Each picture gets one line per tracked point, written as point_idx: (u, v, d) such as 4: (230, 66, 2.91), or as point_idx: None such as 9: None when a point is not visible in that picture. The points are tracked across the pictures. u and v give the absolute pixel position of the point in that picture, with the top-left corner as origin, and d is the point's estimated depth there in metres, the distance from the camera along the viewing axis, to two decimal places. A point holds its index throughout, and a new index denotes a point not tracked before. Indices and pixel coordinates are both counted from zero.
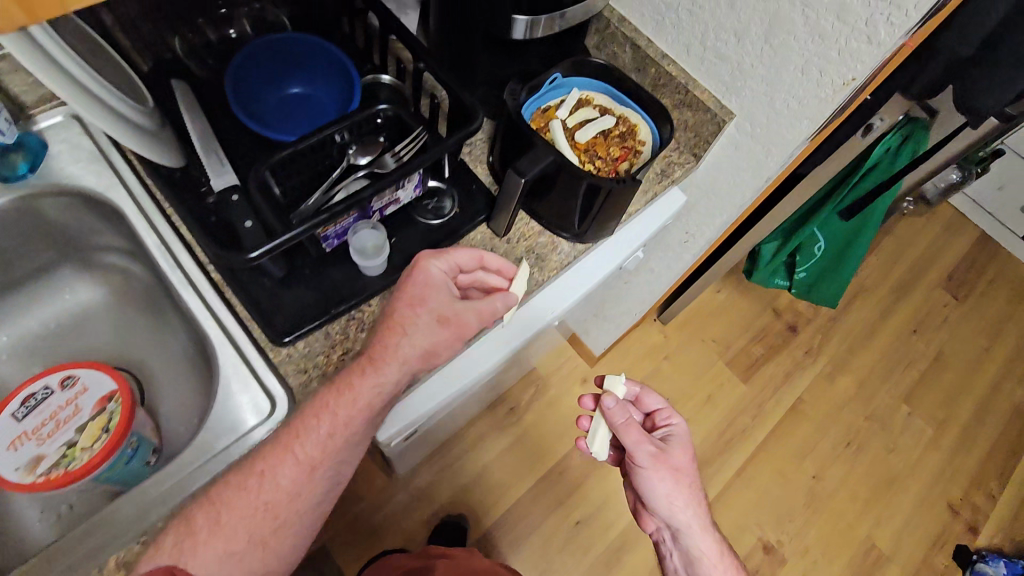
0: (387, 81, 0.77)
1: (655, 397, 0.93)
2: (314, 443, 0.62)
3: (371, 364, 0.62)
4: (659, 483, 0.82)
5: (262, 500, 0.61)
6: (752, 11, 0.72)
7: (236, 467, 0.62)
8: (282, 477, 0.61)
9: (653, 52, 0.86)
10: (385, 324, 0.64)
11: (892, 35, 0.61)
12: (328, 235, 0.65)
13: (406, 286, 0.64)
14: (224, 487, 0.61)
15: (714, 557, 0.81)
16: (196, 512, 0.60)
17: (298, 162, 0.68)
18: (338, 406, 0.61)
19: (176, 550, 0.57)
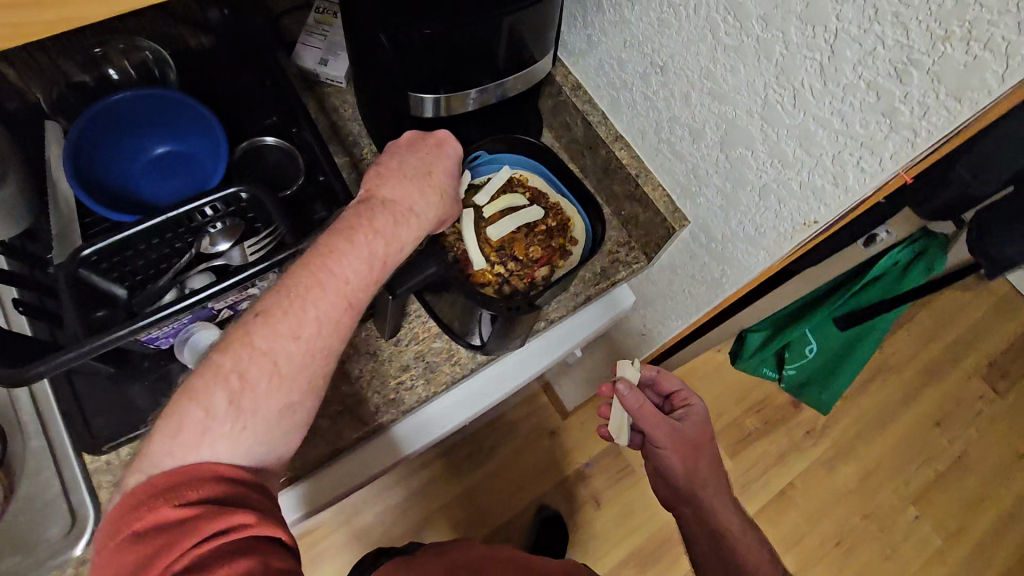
0: (272, 143, 0.67)
1: (673, 377, 0.77)
2: (357, 281, 0.47)
3: (412, 209, 0.51)
4: (677, 461, 0.71)
5: (316, 342, 0.46)
6: (708, 112, 0.57)
7: (257, 310, 0.45)
8: (330, 320, 0.46)
9: (605, 131, 0.72)
10: (415, 173, 0.53)
11: (862, 183, 0.46)
12: (153, 337, 0.56)
13: (432, 155, 0.55)
14: (272, 331, 0.44)
15: (742, 540, 0.69)
16: (239, 361, 0.44)
17: (136, 243, 0.58)
18: (376, 248, 0.48)
19: (233, 399, 0.43)
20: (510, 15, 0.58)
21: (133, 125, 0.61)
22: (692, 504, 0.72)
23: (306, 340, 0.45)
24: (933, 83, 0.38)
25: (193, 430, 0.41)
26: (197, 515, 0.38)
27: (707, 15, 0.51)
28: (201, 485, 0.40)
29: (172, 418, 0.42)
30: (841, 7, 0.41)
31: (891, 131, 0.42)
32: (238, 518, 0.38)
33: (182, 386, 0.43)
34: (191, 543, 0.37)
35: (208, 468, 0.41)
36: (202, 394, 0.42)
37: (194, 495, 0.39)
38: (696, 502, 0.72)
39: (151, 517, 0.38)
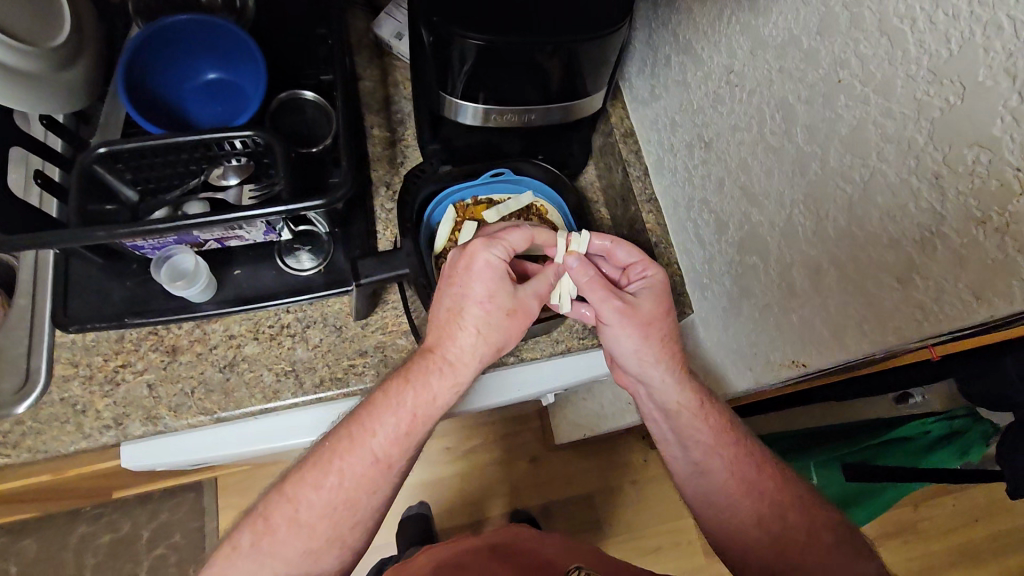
0: (310, 98, 0.68)
1: (627, 246, 0.60)
2: (386, 438, 0.53)
3: (446, 358, 0.55)
4: (627, 339, 0.57)
5: (337, 494, 0.52)
6: (736, 208, 0.52)
7: (302, 463, 0.54)
8: (354, 475, 0.53)
9: (641, 189, 0.67)
10: (447, 315, 0.55)
11: (859, 346, 0.40)
12: (138, 245, 0.59)
13: (464, 289, 0.54)
14: (299, 482, 0.53)
15: (712, 442, 0.57)
16: (271, 506, 0.53)
17: (153, 159, 0.60)
18: (406, 401, 0.54)
19: (256, 540, 0.52)
20: (578, 44, 0.54)
21: (187, 49, 0.65)
22: (650, 394, 0.59)
23: (326, 491, 0.52)
24: (958, 267, 0.31)
25: (230, 556, 0.52)
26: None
27: (758, 105, 0.46)
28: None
29: (224, 548, 0.53)
30: (885, 146, 0.35)
31: (901, 303, 0.36)
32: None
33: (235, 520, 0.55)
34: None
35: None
36: (240, 535, 0.53)
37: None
38: (652, 389, 0.59)
39: None
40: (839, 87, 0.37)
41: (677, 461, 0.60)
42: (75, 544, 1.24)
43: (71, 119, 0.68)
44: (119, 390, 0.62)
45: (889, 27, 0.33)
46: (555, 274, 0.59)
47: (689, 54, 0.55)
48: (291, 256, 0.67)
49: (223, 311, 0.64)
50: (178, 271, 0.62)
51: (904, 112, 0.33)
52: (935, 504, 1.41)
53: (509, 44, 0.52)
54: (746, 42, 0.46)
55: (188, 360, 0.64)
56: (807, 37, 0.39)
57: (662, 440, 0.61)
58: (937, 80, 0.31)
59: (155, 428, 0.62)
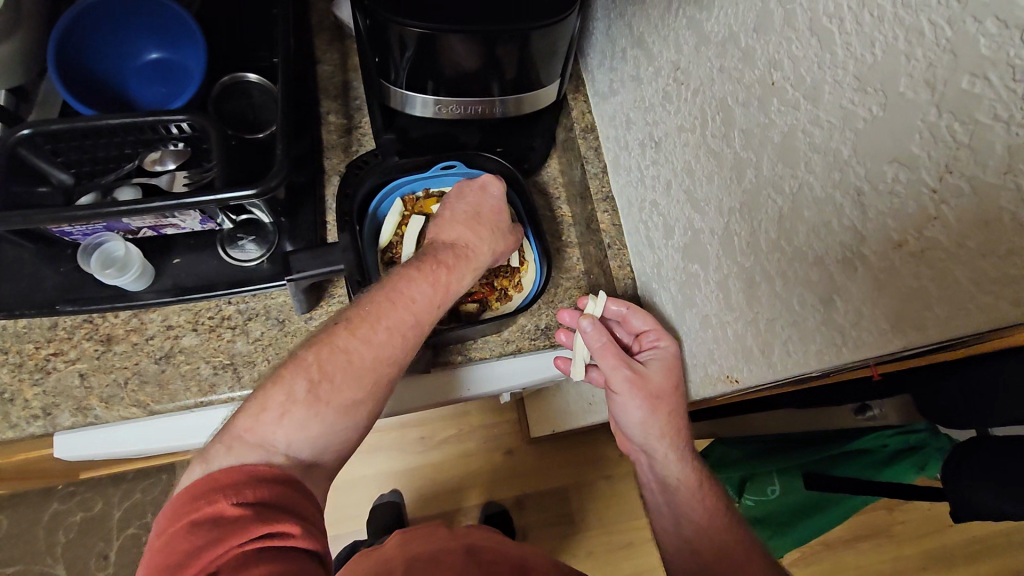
0: (256, 81, 0.65)
1: (642, 314, 0.56)
2: (426, 304, 0.54)
3: (470, 246, 0.59)
4: (636, 411, 0.56)
5: (379, 355, 0.50)
6: (681, 212, 0.49)
7: (341, 318, 0.51)
8: (392, 339, 0.51)
9: (598, 186, 0.65)
10: (464, 217, 0.60)
11: (787, 367, 0.37)
12: (67, 231, 0.56)
13: (479, 197, 0.62)
14: (349, 334, 0.50)
15: (704, 523, 0.57)
16: (321, 354, 0.48)
17: (85, 142, 0.58)
18: (442, 276, 0.56)
19: (312, 388, 0.47)
20: (522, 32, 0.51)
21: (126, 27, 0.63)
22: (652, 465, 0.60)
23: (377, 346, 0.50)
24: (876, 290, 0.29)
25: (276, 411, 0.46)
26: (248, 515, 0.39)
27: (701, 105, 0.44)
28: (258, 484, 0.42)
29: (257, 401, 0.46)
30: (812, 156, 0.32)
31: (823, 326, 0.33)
32: (281, 527, 0.39)
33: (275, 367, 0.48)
34: (241, 543, 0.38)
35: (264, 471, 0.43)
36: (287, 381, 0.47)
37: (253, 494, 0.41)
38: (655, 461, 0.59)
39: (216, 509, 0.39)
40: (773, 90, 0.35)
41: (667, 532, 0.60)
42: (46, 522, 1.23)
43: (8, 98, 0.66)
44: (49, 379, 0.60)
45: (818, 27, 0.30)
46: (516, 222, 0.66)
47: (642, 47, 0.53)
48: (235, 246, 0.64)
49: (161, 300, 0.62)
50: (109, 258, 0.60)
51: (830, 120, 0.31)
52: (910, 510, 1.40)
53: (448, 35, 0.50)
54: (692, 37, 0.44)
55: (123, 350, 0.62)
56: (745, 34, 0.37)
57: (657, 511, 0.61)
58: (861, 87, 0.28)
59: (85, 419, 0.60)
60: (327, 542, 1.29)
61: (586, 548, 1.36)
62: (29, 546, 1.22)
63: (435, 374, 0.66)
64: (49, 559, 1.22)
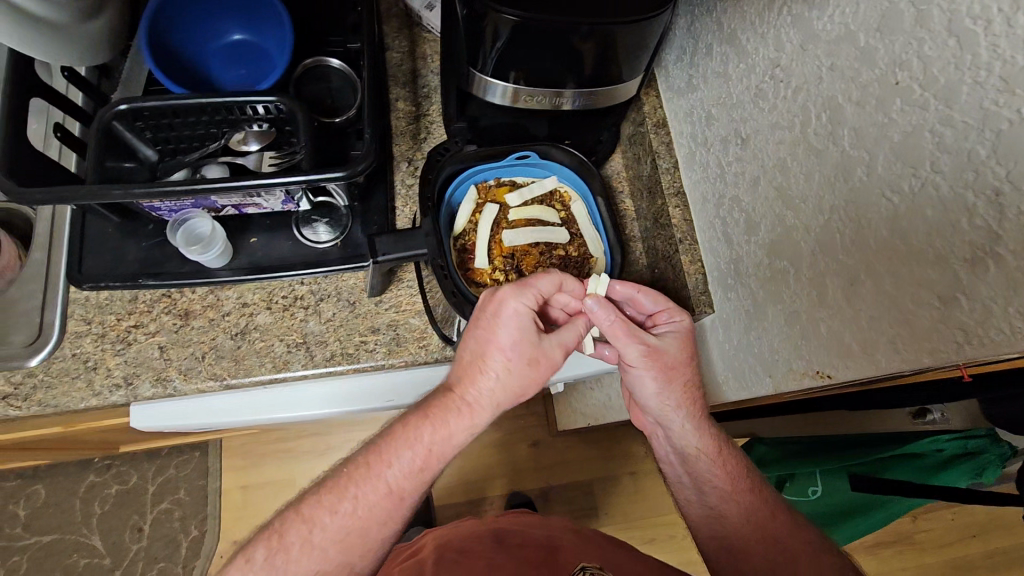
0: (336, 66, 0.67)
1: (653, 293, 0.59)
2: (402, 472, 0.53)
3: (467, 399, 0.53)
4: (651, 382, 0.58)
5: (350, 520, 0.52)
6: (769, 209, 0.50)
7: (320, 485, 0.54)
8: (368, 504, 0.52)
9: (669, 181, 0.65)
10: (470, 358, 0.54)
11: (891, 364, 0.38)
12: (156, 207, 0.58)
13: (488, 333, 0.53)
14: (317, 502, 0.53)
15: (729, 488, 0.59)
16: (288, 524, 0.52)
17: (174, 120, 0.59)
18: (423, 439, 0.53)
19: (270, 556, 0.51)
20: (615, 27, 0.51)
21: (211, 8, 0.64)
22: (668, 437, 0.61)
23: (341, 515, 0.52)
24: (1011, 290, 0.30)
25: (258, 567, 0.51)
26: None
27: (804, 104, 0.44)
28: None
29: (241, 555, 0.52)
30: (940, 155, 0.33)
31: (941, 324, 0.34)
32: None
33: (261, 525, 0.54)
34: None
35: None
36: (255, 546, 0.52)
37: None
38: (671, 433, 0.60)
39: None
40: (896, 90, 0.35)
41: (692, 503, 0.62)
42: (83, 493, 1.26)
43: (93, 73, 0.67)
44: (130, 350, 0.62)
45: (959, 28, 0.31)
46: (585, 326, 0.58)
47: (733, 45, 0.53)
48: (309, 227, 0.66)
49: (237, 278, 0.63)
50: (194, 235, 0.62)
51: (966, 121, 0.31)
52: (934, 519, 1.40)
53: (544, 24, 0.50)
54: (796, 35, 0.44)
55: (200, 325, 0.64)
56: (865, 33, 0.37)
57: (678, 483, 0.63)
58: (1007, 89, 0.29)
59: (164, 390, 0.62)
60: None
61: None
62: (67, 516, 1.25)
63: None
64: (85, 529, 1.25)
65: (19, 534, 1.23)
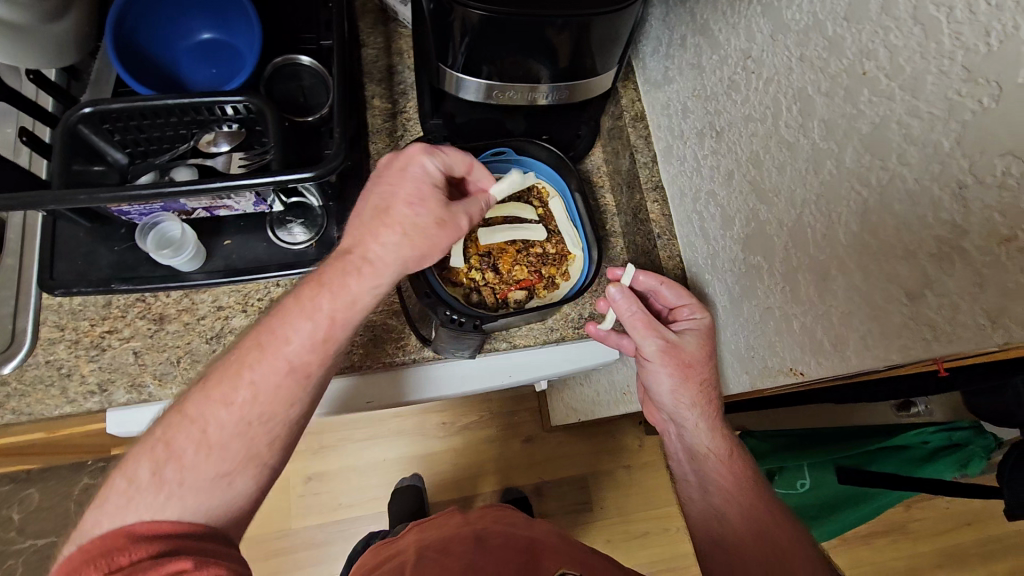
0: (307, 64, 0.65)
1: (677, 288, 0.57)
2: (304, 345, 0.48)
3: (365, 257, 0.50)
4: (667, 379, 0.57)
5: (249, 410, 0.47)
6: (744, 203, 0.49)
7: (201, 381, 0.48)
8: (269, 387, 0.47)
9: (647, 175, 0.64)
10: (368, 214, 0.51)
11: (862, 361, 0.37)
12: (126, 210, 0.57)
13: (391, 187, 0.51)
14: (205, 401, 0.47)
15: (734, 492, 0.58)
16: (173, 432, 0.46)
17: (141, 121, 0.58)
18: (322, 306, 0.49)
19: (157, 470, 0.44)
20: (586, 18, 0.50)
21: (179, 7, 0.63)
22: (681, 434, 0.60)
23: (239, 406, 0.46)
24: (976, 286, 0.29)
25: (119, 499, 0.43)
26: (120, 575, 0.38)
27: (775, 95, 0.43)
28: (138, 544, 0.41)
29: (101, 494, 0.44)
30: (907, 148, 0.32)
31: (910, 321, 0.33)
32: (170, 566, 0.39)
33: (130, 451, 0.46)
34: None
35: (148, 526, 0.42)
36: (129, 468, 0.45)
37: (126, 560, 0.40)
38: (684, 430, 0.59)
39: None
40: (864, 80, 0.34)
41: (694, 500, 0.61)
42: (77, 496, 1.26)
43: (62, 76, 0.66)
44: (105, 356, 0.61)
45: (923, 16, 0.30)
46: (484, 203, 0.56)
47: (706, 35, 0.52)
48: (284, 229, 0.65)
49: (212, 281, 0.62)
50: (165, 238, 0.61)
51: (932, 112, 0.30)
52: (928, 507, 1.40)
53: (512, 17, 0.49)
54: (767, 25, 0.43)
55: (175, 330, 0.63)
56: (832, 23, 0.36)
57: (683, 478, 0.63)
58: (971, 79, 0.28)
59: (139, 396, 0.61)
60: (350, 523, 1.30)
61: (604, 537, 1.37)
62: (60, 519, 1.25)
63: (484, 356, 0.68)
64: None
65: (13, 538, 1.23)
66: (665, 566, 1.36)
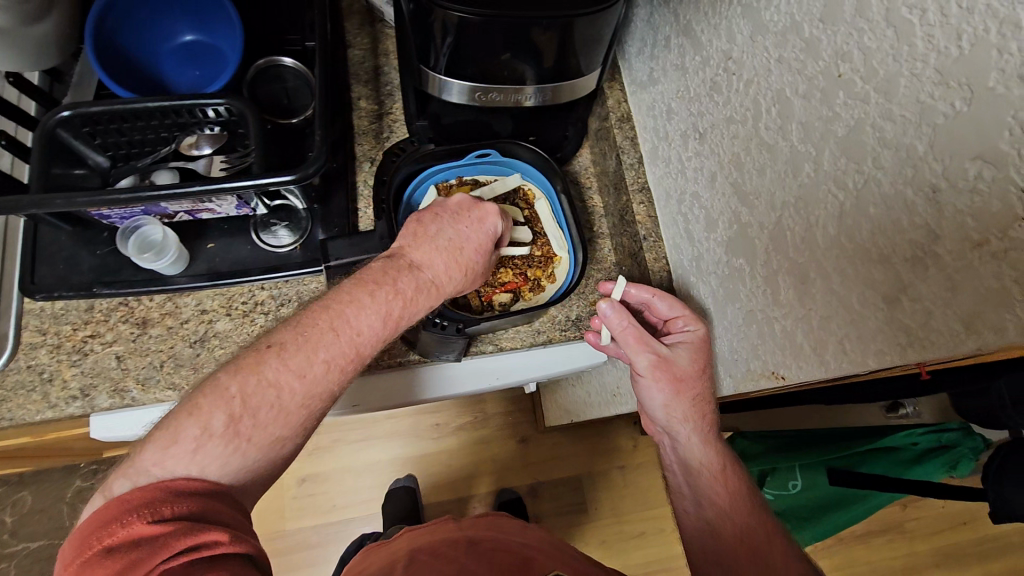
0: (291, 66, 0.65)
1: (670, 299, 0.56)
2: (375, 333, 0.48)
3: (434, 280, 0.53)
4: (658, 393, 0.56)
5: (315, 385, 0.45)
6: (726, 205, 0.49)
7: (270, 342, 0.45)
8: (336, 368, 0.46)
9: (634, 177, 0.64)
10: (441, 243, 0.54)
11: (841, 365, 0.37)
12: (106, 215, 0.57)
13: (471, 233, 0.56)
14: (282, 364, 0.44)
15: (727, 506, 0.57)
16: (244, 386, 0.43)
17: (123, 124, 0.58)
18: (397, 302, 0.50)
19: (232, 421, 0.42)
20: (569, 19, 0.49)
21: (161, 8, 0.63)
22: (674, 446, 0.59)
23: (313, 380, 0.45)
24: (951, 291, 0.29)
25: (188, 445, 0.40)
26: (170, 530, 0.36)
27: (755, 97, 0.43)
28: (182, 501, 0.38)
29: (166, 432, 0.40)
30: (881, 151, 0.32)
31: (887, 326, 0.33)
32: (211, 535, 0.36)
33: (187, 398, 0.43)
34: (162, 560, 0.34)
35: (192, 482, 0.39)
36: (203, 412, 0.41)
37: (170, 511, 0.37)
38: (677, 443, 0.58)
39: (132, 531, 0.36)
40: (839, 83, 0.34)
41: (688, 514, 0.60)
42: (70, 499, 1.25)
43: (44, 79, 0.66)
44: (87, 360, 0.61)
45: (896, 18, 0.29)
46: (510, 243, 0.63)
47: (690, 35, 0.51)
48: (269, 232, 0.65)
49: (195, 285, 0.62)
50: (147, 242, 0.60)
51: (905, 115, 0.30)
52: (924, 506, 1.39)
53: (493, 18, 0.48)
54: (747, 26, 0.43)
55: (158, 334, 0.63)
56: (809, 24, 0.36)
57: (678, 491, 0.62)
58: (943, 82, 0.27)
59: (122, 401, 0.61)
60: (344, 525, 1.29)
61: (598, 537, 1.36)
62: (53, 522, 1.24)
63: (478, 360, 0.67)
64: None
65: (6, 542, 1.22)
66: (660, 566, 1.36)
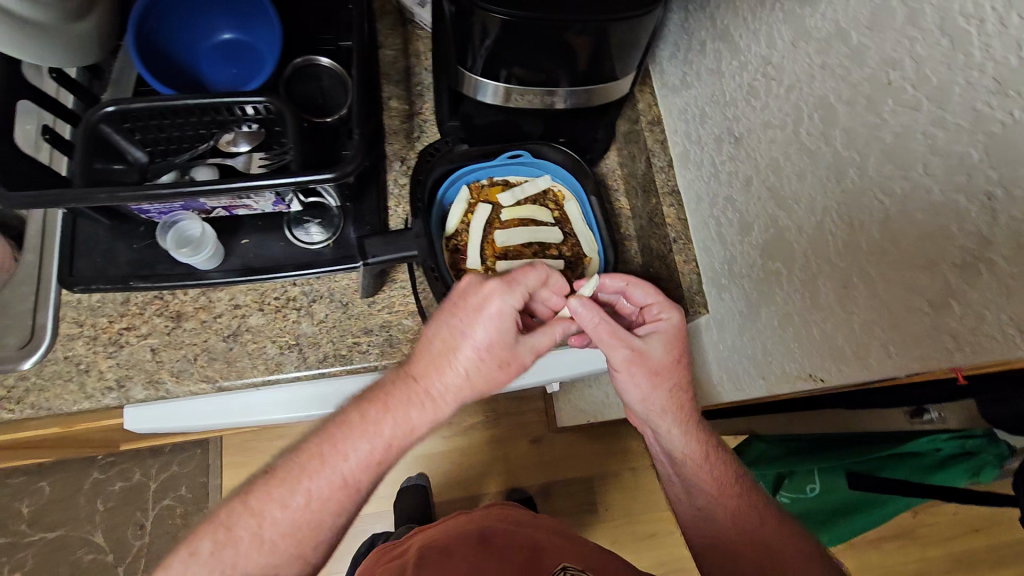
0: (326, 65, 0.66)
1: (643, 287, 0.58)
2: (360, 463, 0.49)
3: (429, 391, 0.51)
4: (635, 388, 0.57)
5: (303, 514, 0.48)
6: (763, 209, 0.49)
7: (266, 473, 0.50)
8: (322, 496, 0.49)
9: (664, 179, 0.64)
10: (437, 351, 0.51)
11: (883, 367, 0.38)
12: (147, 209, 0.58)
13: (467, 326, 0.51)
14: (267, 494, 0.49)
15: (714, 491, 0.59)
16: (234, 517, 0.49)
17: (162, 122, 0.59)
18: (384, 429, 0.50)
19: (232, 535, 0.48)
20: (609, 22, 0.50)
21: (200, 7, 0.64)
22: (657, 439, 0.60)
23: (293, 509, 0.48)
24: (1003, 297, 0.29)
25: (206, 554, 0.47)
26: None
27: (796, 102, 0.43)
28: None
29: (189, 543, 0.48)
30: (931, 158, 0.32)
31: (933, 331, 0.34)
32: None
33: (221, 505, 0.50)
34: None
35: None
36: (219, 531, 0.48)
37: None
38: (659, 436, 0.59)
39: None
40: (888, 90, 0.34)
41: (682, 502, 0.62)
42: (87, 490, 1.26)
43: (83, 75, 0.67)
44: (122, 352, 0.62)
45: (950, 27, 0.30)
46: (563, 330, 0.56)
47: (726, 41, 0.52)
48: (302, 229, 0.65)
49: (230, 279, 0.63)
50: (184, 237, 0.61)
51: (958, 123, 0.30)
52: (937, 512, 1.39)
53: (535, 20, 0.49)
54: (790, 32, 0.43)
55: (192, 328, 0.64)
56: (856, 32, 0.36)
57: (669, 480, 0.63)
58: (999, 91, 0.28)
59: (156, 393, 0.62)
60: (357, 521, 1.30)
61: (611, 537, 1.37)
62: (71, 513, 1.25)
63: None
64: (89, 526, 1.25)
65: (24, 531, 1.24)
66: (670, 568, 1.36)
